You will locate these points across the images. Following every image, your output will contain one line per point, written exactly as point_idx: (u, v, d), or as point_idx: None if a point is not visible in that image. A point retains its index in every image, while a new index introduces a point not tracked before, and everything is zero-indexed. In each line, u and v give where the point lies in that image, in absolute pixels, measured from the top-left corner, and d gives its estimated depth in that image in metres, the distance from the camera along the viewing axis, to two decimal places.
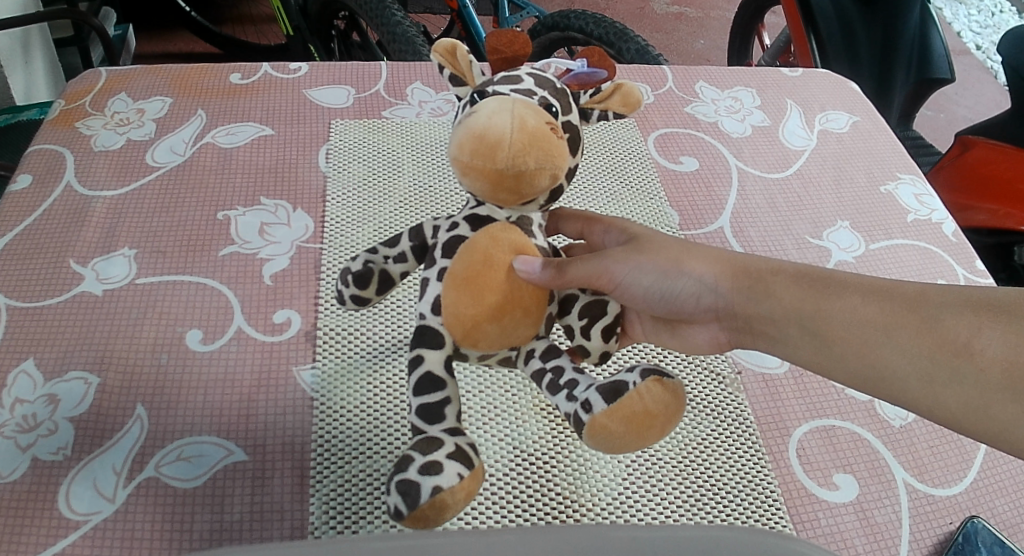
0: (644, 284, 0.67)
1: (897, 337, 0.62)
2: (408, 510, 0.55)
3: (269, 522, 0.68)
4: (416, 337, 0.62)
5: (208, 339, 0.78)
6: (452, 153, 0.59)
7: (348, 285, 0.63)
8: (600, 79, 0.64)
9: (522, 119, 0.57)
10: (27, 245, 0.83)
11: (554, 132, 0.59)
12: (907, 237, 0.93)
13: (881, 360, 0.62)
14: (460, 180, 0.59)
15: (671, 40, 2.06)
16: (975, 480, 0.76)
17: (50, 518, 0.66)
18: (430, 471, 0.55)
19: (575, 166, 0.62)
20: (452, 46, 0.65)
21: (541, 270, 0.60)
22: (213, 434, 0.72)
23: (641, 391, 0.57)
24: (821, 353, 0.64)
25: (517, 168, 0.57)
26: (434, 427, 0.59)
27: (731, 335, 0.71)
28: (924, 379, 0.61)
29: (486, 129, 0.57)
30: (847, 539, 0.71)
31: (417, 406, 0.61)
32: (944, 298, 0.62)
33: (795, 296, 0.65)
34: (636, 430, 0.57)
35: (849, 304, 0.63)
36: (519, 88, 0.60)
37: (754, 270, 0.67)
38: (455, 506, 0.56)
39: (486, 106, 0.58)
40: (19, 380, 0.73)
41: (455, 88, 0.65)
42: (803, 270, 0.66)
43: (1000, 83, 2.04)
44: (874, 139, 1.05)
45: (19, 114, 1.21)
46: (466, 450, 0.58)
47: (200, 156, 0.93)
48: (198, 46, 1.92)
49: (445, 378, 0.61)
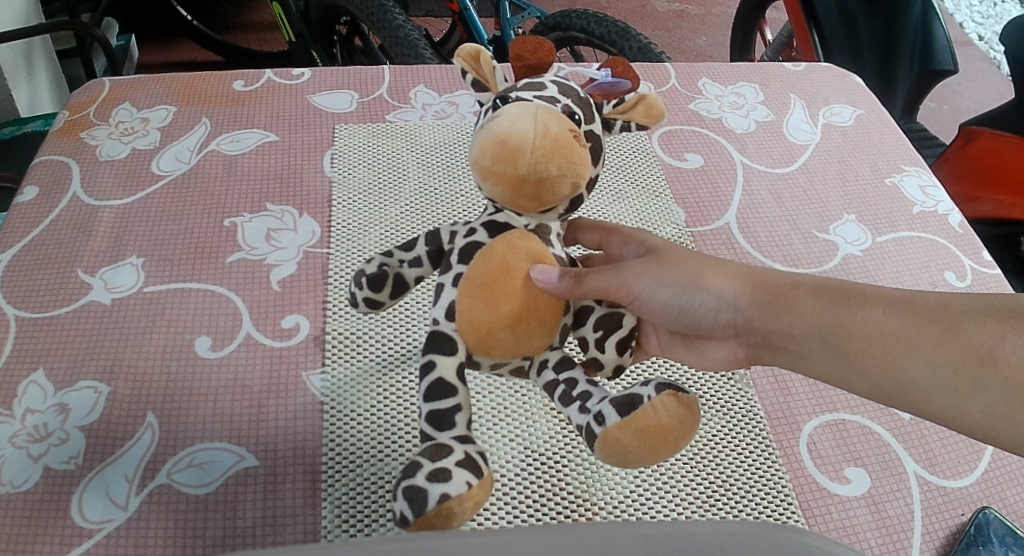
0: (663, 297, 0.67)
1: (921, 347, 0.62)
2: (414, 516, 0.55)
3: (282, 526, 0.68)
4: (428, 342, 0.62)
5: (217, 346, 0.78)
6: (473, 156, 0.59)
7: (362, 288, 0.64)
8: (623, 90, 0.64)
9: (545, 125, 0.57)
10: (35, 256, 0.83)
11: (576, 139, 0.59)
12: (913, 229, 0.93)
13: (904, 371, 0.62)
14: (480, 184, 0.60)
15: (674, 37, 2.06)
16: (986, 471, 0.76)
17: (63, 527, 0.66)
18: (438, 478, 0.55)
19: (596, 176, 0.62)
20: (477, 51, 0.65)
21: (558, 280, 0.61)
22: (225, 440, 0.72)
23: (656, 406, 0.57)
24: (842, 367, 0.64)
25: (539, 173, 0.57)
26: (444, 433, 0.59)
27: (751, 351, 0.70)
28: (948, 389, 0.61)
29: (508, 133, 0.57)
30: (859, 533, 0.71)
31: (427, 412, 0.61)
32: (967, 306, 0.62)
33: (815, 310, 0.65)
34: (650, 444, 0.57)
35: (872, 316, 0.64)
36: (542, 95, 0.61)
37: (774, 285, 0.67)
38: (463, 515, 0.55)
39: (508, 111, 0.59)
40: (30, 390, 0.74)
41: (477, 93, 0.65)
42: (823, 284, 0.67)
43: (1004, 74, 2.04)
44: (879, 132, 1.05)
45: (25, 126, 1.21)
46: (476, 458, 0.58)
47: (205, 164, 0.93)
48: (202, 54, 1.93)
49: (457, 385, 0.61)
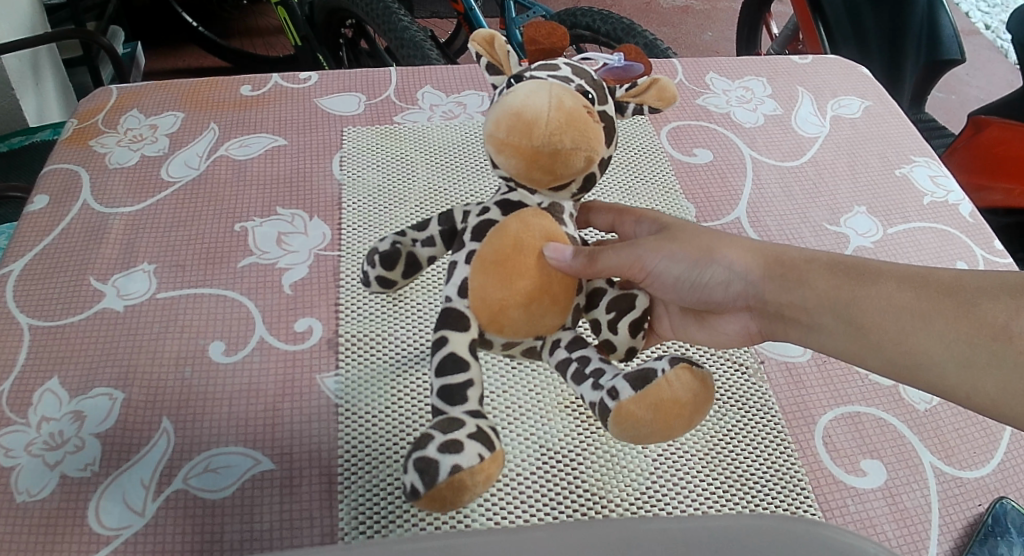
0: (673, 273, 0.68)
1: (935, 322, 0.61)
2: (425, 490, 0.55)
3: (298, 529, 0.68)
4: (440, 319, 0.62)
5: (230, 350, 0.78)
6: (488, 130, 0.59)
7: (375, 266, 0.65)
8: (636, 73, 0.65)
9: (560, 99, 0.58)
10: (48, 264, 0.83)
11: (590, 116, 0.59)
12: (924, 219, 0.93)
13: (917, 346, 0.62)
14: (495, 158, 0.60)
15: (680, 33, 2.06)
16: (1002, 461, 0.76)
17: (82, 534, 0.67)
18: (450, 450, 0.55)
19: (608, 156, 0.62)
20: (491, 37, 0.65)
21: (572, 259, 0.61)
22: (240, 444, 0.72)
23: (670, 379, 0.57)
24: (856, 341, 0.64)
25: (554, 145, 0.57)
26: (456, 408, 0.59)
27: (763, 324, 0.71)
28: (962, 364, 0.61)
29: (523, 106, 0.57)
30: (877, 525, 0.71)
31: (439, 387, 0.60)
32: (980, 283, 0.62)
33: (829, 285, 0.65)
34: (663, 418, 0.57)
35: (885, 291, 0.63)
36: (556, 75, 0.61)
37: (787, 260, 0.67)
38: (474, 488, 0.55)
39: (522, 87, 0.59)
40: (45, 398, 0.74)
41: (491, 76, 0.65)
42: (837, 260, 0.66)
43: (1011, 62, 2.03)
44: (887, 123, 1.04)
45: (34, 136, 1.22)
46: (488, 432, 0.57)
47: (215, 169, 0.94)
48: (208, 60, 1.94)
49: (469, 360, 0.61)
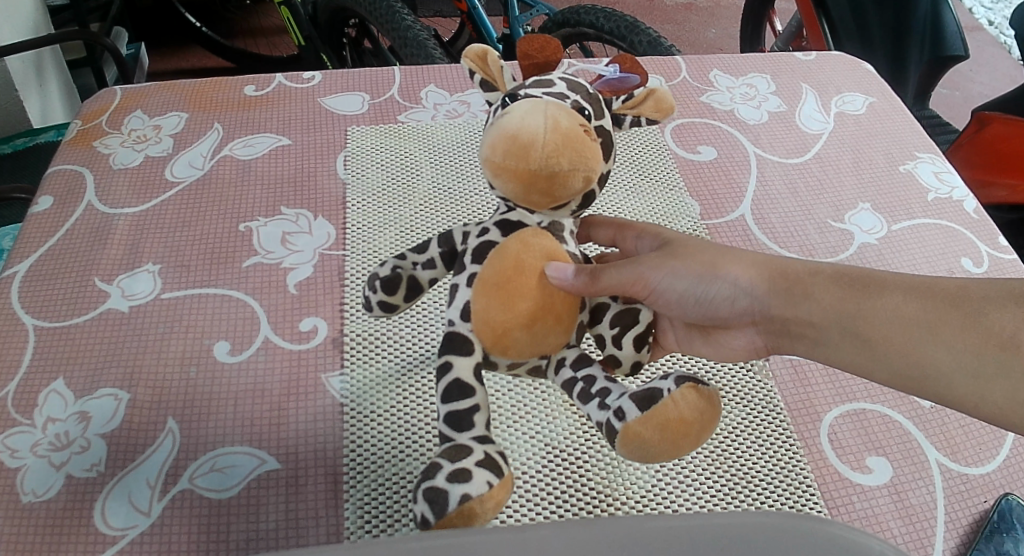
0: (678, 288, 0.68)
1: (942, 333, 0.61)
2: (435, 518, 0.55)
3: (305, 527, 0.68)
4: (445, 343, 0.62)
5: (236, 350, 0.78)
6: (484, 153, 0.59)
7: (376, 292, 0.65)
8: (632, 84, 0.64)
9: (555, 119, 0.58)
10: (53, 265, 0.83)
11: (587, 133, 0.59)
12: (929, 216, 0.93)
13: (925, 358, 0.62)
14: (492, 181, 0.60)
15: (684, 31, 2.06)
16: (1008, 457, 0.76)
17: (88, 534, 0.67)
18: (458, 479, 0.56)
19: (607, 172, 0.62)
20: (484, 52, 0.65)
21: (573, 277, 0.61)
22: (245, 444, 0.72)
23: (676, 398, 0.57)
24: (863, 354, 0.64)
25: (550, 168, 0.57)
26: (463, 434, 0.59)
27: (769, 339, 0.71)
28: (971, 375, 0.61)
29: (519, 129, 0.57)
30: (882, 522, 0.71)
31: (445, 413, 0.61)
32: (987, 291, 0.62)
33: (834, 298, 0.65)
34: (671, 438, 0.57)
35: (892, 303, 0.63)
36: (551, 92, 0.61)
37: (793, 274, 0.67)
38: (484, 515, 0.56)
39: (518, 107, 0.59)
40: (51, 398, 0.74)
41: (484, 93, 0.65)
42: (843, 271, 0.66)
43: (1016, 58, 2.02)
44: (892, 119, 1.04)
45: (39, 137, 1.22)
46: (495, 458, 0.58)
47: (219, 169, 0.94)
48: (212, 60, 1.94)
49: (474, 385, 0.61)
